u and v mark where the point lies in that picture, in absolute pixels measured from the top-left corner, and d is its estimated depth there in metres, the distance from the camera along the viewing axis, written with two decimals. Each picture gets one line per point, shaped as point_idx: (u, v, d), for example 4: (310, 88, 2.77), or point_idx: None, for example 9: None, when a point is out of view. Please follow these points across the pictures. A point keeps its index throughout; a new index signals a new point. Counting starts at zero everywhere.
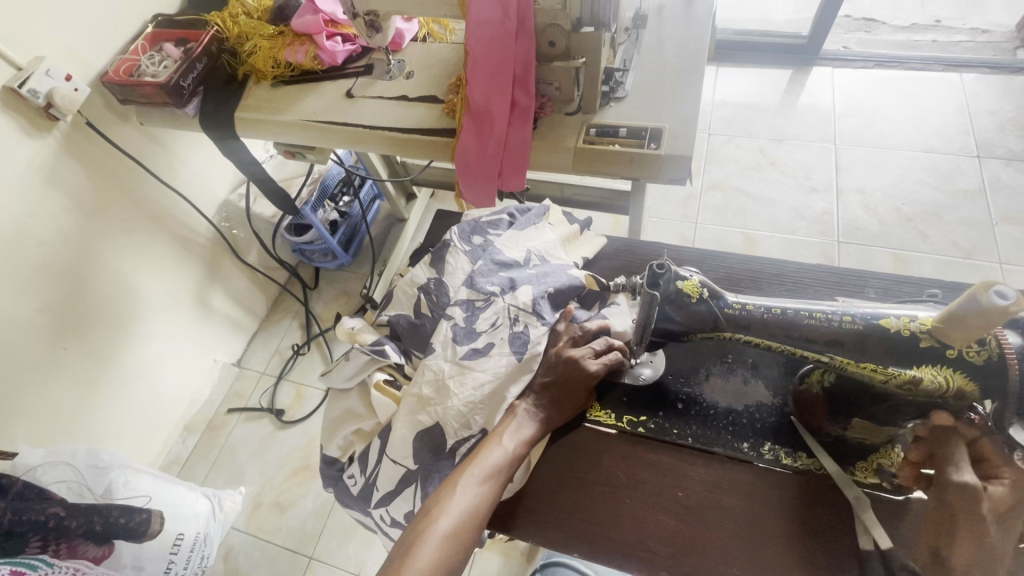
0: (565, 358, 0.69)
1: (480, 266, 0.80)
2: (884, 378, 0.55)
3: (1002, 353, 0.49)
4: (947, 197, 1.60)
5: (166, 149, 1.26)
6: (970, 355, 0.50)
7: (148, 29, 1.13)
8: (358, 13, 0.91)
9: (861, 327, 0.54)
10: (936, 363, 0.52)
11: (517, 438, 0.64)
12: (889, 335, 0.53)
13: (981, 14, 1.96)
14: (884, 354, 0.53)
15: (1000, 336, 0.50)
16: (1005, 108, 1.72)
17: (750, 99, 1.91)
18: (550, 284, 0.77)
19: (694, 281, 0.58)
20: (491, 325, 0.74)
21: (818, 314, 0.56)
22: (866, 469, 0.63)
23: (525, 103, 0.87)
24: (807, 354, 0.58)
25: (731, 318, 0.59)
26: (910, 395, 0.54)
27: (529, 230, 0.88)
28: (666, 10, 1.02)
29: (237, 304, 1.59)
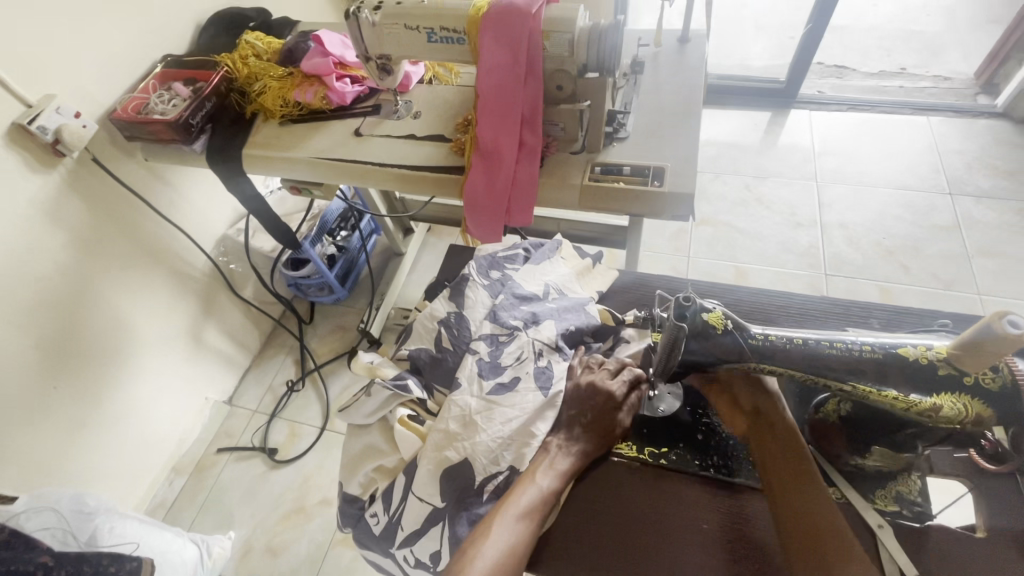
0: (584, 387, 0.71)
1: (501, 301, 0.82)
2: (906, 407, 0.55)
3: (1015, 380, 0.51)
4: (924, 232, 1.68)
5: (168, 185, 1.26)
6: (986, 382, 0.52)
7: (157, 68, 1.15)
8: (370, 57, 0.95)
9: (880, 355, 0.55)
10: (955, 391, 0.53)
11: (552, 475, 0.64)
12: (908, 363, 0.54)
13: (942, 63, 2.11)
14: (905, 380, 0.55)
15: (1011, 364, 0.52)
16: (971, 149, 1.83)
17: (733, 139, 2.00)
18: (570, 322, 0.80)
19: (718, 313, 0.61)
20: (516, 359, 0.75)
21: (839, 344, 0.57)
22: (886, 497, 0.63)
23: (533, 142, 0.90)
24: (830, 384, 0.58)
25: (755, 349, 0.60)
26: (931, 421, 0.55)
27: (543, 265, 0.90)
28: (660, 57, 1.08)
29: (231, 339, 1.57)
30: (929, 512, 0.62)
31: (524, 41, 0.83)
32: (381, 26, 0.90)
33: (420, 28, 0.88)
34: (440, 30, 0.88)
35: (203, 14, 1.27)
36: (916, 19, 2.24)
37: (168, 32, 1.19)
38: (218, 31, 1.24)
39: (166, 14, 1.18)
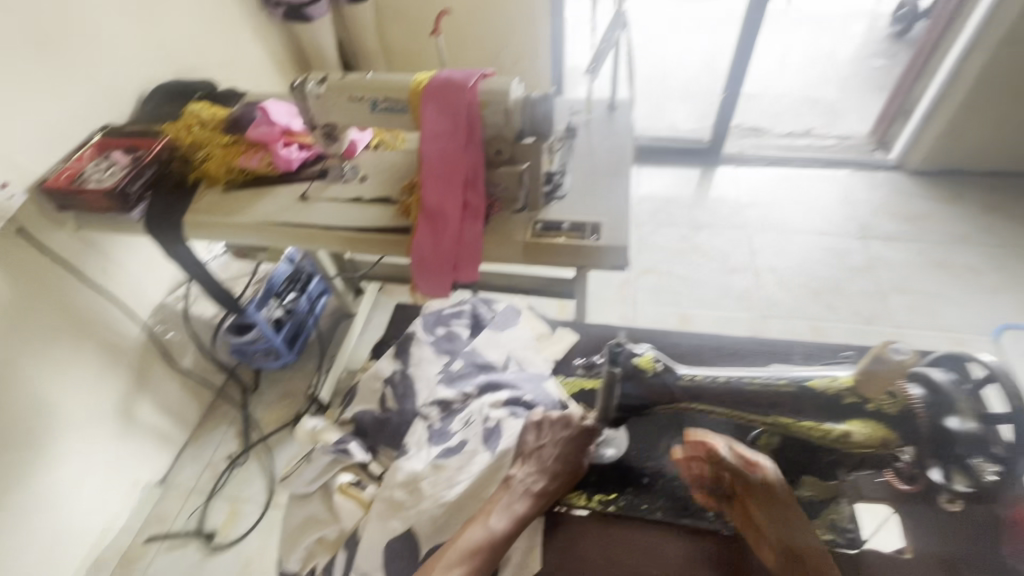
0: (555, 418, 0.71)
1: (457, 367, 0.83)
2: (821, 435, 0.59)
3: (908, 405, 0.55)
4: (844, 273, 1.83)
5: (102, 254, 1.21)
6: (885, 407, 0.56)
7: (95, 137, 1.14)
8: (316, 125, 0.99)
9: (795, 388, 0.59)
10: (862, 417, 0.57)
11: (507, 515, 0.64)
12: (817, 394, 0.58)
13: (842, 124, 2.38)
14: (816, 411, 0.59)
15: (905, 389, 0.55)
16: (875, 198, 2.05)
17: (668, 194, 2.16)
18: (527, 391, 0.78)
19: (648, 357, 0.64)
20: (463, 423, 0.75)
21: (757, 380, 0.61)
22: (823, 525, 0.68)
23: (476, 203, 0.94)
24: (754, 419, 0.63)
25: (685, 389, 0.64)
26: (847, 448, 0.57)
27: (505, 331, 0.89)
28: (592, 123, 1.18)
29: (167, 414, 1.47)
30: (860, 536, 0.67)
31: (463, 112, 0.89)
32: (326, 97, 0.94)
33: (363, 99, 0.93)
34: (383, 101, 0.93)
35: (146, 86, 1.28)
36: (815, 88, 2.55)
37: (109, 103, 1.20)
38: (162, 102, 1.25)
39: (107, 87, 1.19)
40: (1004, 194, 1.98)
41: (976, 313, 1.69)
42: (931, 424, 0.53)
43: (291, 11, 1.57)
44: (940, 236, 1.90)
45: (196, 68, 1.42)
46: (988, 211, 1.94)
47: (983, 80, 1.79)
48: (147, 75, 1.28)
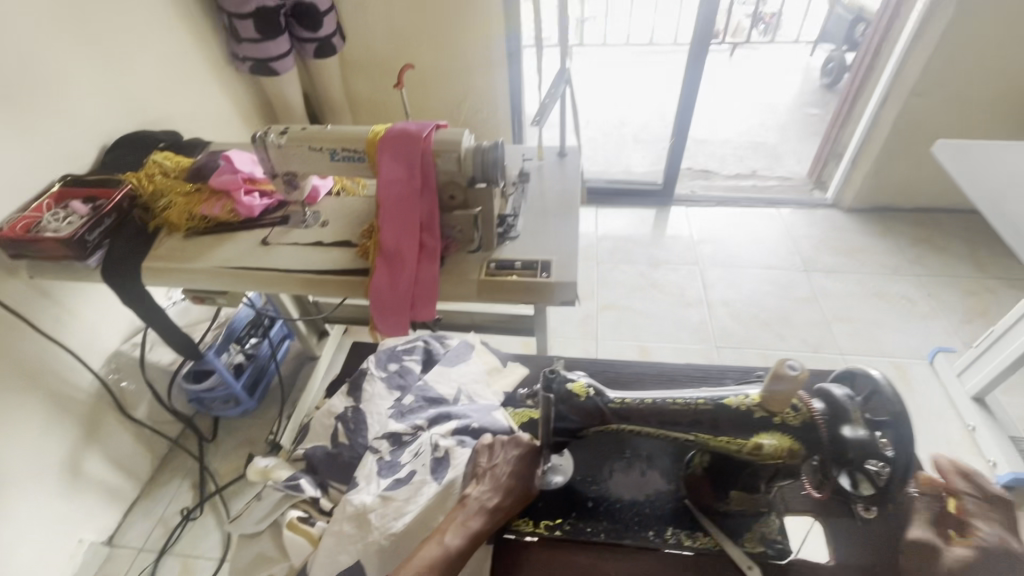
0: (506, 438, 0.73)
1: (409, 403, 0.91)
2: (739, 448, 0.61)
3: (811, 416, 0.59)
4: (790, 303, 1.94)
5: (56, 302, 1.20)
6: (789, 419, 0.59)
7: (54, 187, 1.15)
8: (277, 173, 1.03)
9: (711, 406, 0.62)
10: (770, 429, 0.59)
11: (461, 532, 0.64)
12: (732, 411, 0.61)
13: (783, 166, 2.57)
14: (733, 427, 0.61)
15: (806, 401, 0.60)
16: (815, 233, 2.20)
17: (626, 233, 2.26)
18: (474, 420, 0.83)
19: (581, 383, 0.66)
20: (413, 454, 0.80)
21: (679, 400, 0.64)
22: (752, 539, 0.66)
23: (432, 244, 0.99)
24: (678, 437, 0.65)
25: (615, 411, 0.66)
26: (759, 459, 0.60)
27: (455, 366, 0.96)
28: (544, 168, 1.26)
29: (117, 467, 1.41)
30: (788, 547, 0.67)
31: (417, 159, 0.95)
32: (287, 147, 0.99)
33: (323, 149, 0.99)
34: (342, 151, 0.98)
35: (109, 137, 1.31)
36: (757, 134, 2.76)
37: (70, 154, 1.21)
38: (123, 152, 1.28)
39: (68, 138, 1.21)
40: (929, 229, 2.16)
41: (912, 338, 1.80)
42: (830, 433, 0.58)
43: (258, 65, 1.64)
44: (876, 268, 2.04)
45: (161, 120, 1.46)
46: (916, 244, 2.11)
47: (898, 130, 1.98)
48: (110, 127, 1.31)
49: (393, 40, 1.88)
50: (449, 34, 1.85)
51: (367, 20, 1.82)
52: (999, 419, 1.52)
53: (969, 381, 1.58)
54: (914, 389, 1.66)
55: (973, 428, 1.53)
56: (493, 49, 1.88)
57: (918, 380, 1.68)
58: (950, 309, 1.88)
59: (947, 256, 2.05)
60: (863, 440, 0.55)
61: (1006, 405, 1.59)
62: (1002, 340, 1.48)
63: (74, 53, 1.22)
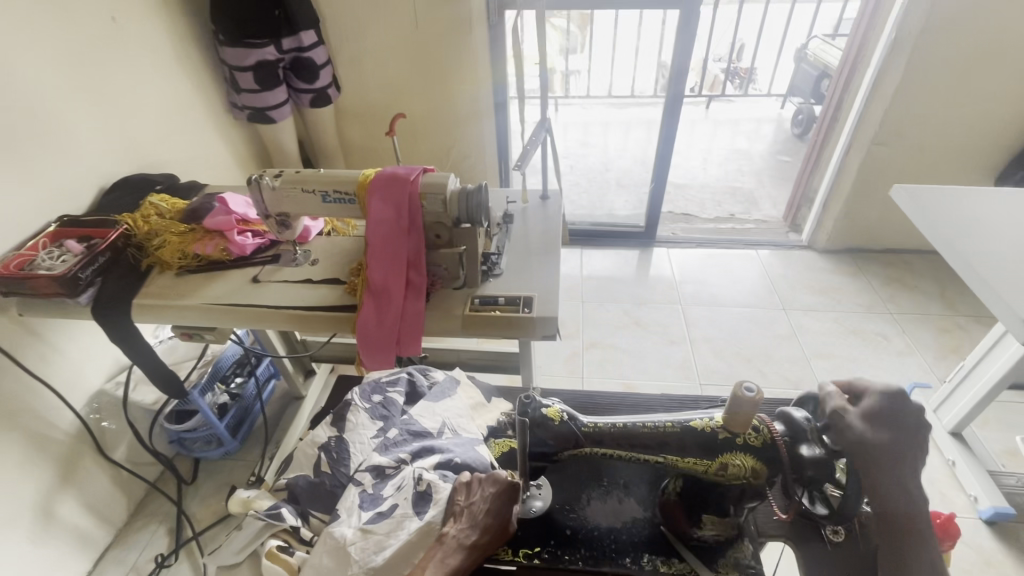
0: (483, 476, 0.73)
1: (393, 436, 0.93)
2: (706, 469, 0.64)
3: (772, 438, 0.62)
4: (770, 341, 1.98)
5: (42, 340, 1.20)
6: (751, 441, 0.62)
7: (50, 227, 1.19)
8: (270, 214, 1.08)
9: (679, 429, 0.65)
10: (734, 450, 0.63)
11: (440, 568, 0.63)
12: (698, 433, 0.64)
13: (759, 209, 2.68)
14: (698, 449, 0.64)
15: (767, 423, 0.63)
16: (792, 273, 2.27)
17: (611, 273, 2.32)
18: (456, 454, 0.83)
19: (556, 408, 0.68)
20: (395, 488, 0.83)
21: (649, 423, 0.67)
22: (728, 565, 0.67)
23: (418, 281, 1.03)
24: (649, 460, 0.67)
25: (589, 435, 0.68)
26: (723, 479, 0.64)
27: (441, 401, 0.97)
28: (528, 211, 1.32)
29: (92, 512, 1.38)
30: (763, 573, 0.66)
31: (405, 201, 1.00)
32: (280, 189, 1.04)
33: (316, 191, 1.04)
34: (334, 193, 1.03)
35: (107, 180, 1.36)
36: (734, 179, 2.89)
37: (68, 195, 1.26)
38: (120, 194, 1.32)
39: (68, 180, 1.25)
40: (899, 269, 2.25)
41: (889, 375, 1.85)
42: (790, 453, 0.61)
43: (255, 113, 1.72)
44: (851, 306, 2.11)
45: (159, 164, 1.52)
46: (888, 283, 2.19)
47: (863, 176, 2.10)
48: (109, 170, 1.36)
49: (386, 92, 1.98)
50: (439, 86, 1.97)
51: (362, 73, 1.93)
52: (977, 453, 1.55)
53: (946, 416, 1.61)
54: None
55: (953, 463, 1.55)
56: (481, 100, 2.00)
57: None
58: (924, 346, 1.94)
59: (918, 295, 2.13)
60: (821, 458, 0.59)
61: (983, 440, 1.62)
62: (973, 374, 1.53)
63: (80, 101, 1.28)
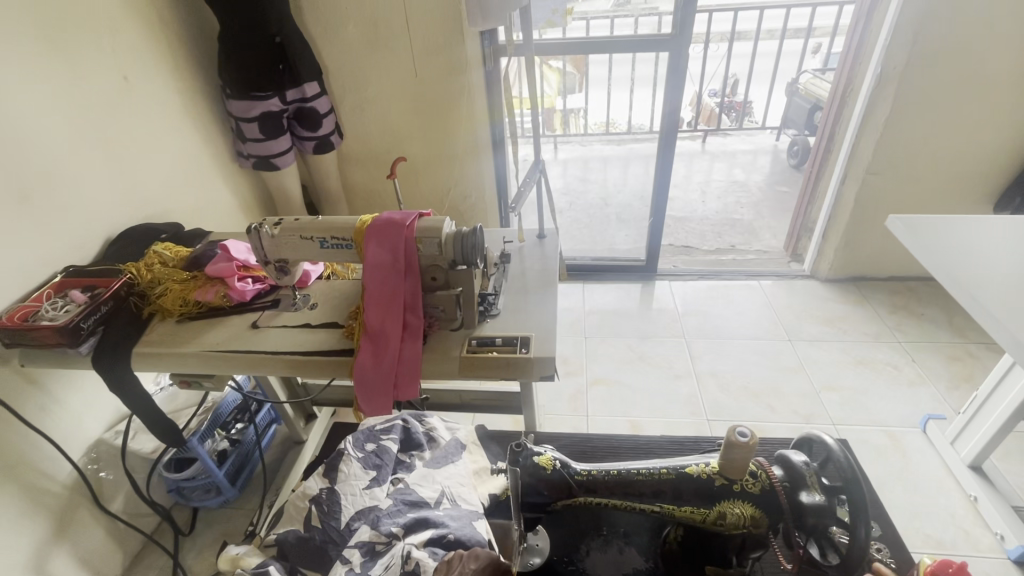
0: (461, 553, 0.69)
1: (388, 507, 0.90)
2: (702, 517, 0.63)
3: (771, 483, 0.60)
4: (778, 373, 1.95)
5: (42, 389, 1.21)
6: (749, 486, 0.60)
7: (55, 278, 1.21)
8: (270, 260, 1.10)
9: (674, 475, 0.63)
10: (732, 497, 0.61)
11: None
12: (693, 479, 0.62)
13: (760, 240, 2.69)
14: (695, 496, 0.62)
15: (766, 467, 0.61)
16: (796, 303, 2.26)
17: (614, 307, 2.32)
18: (450, 530, 0.83)
19: (548, 455, 0.67)
20: (384, 567, 0.80)
21: (644, 469, 0.65)
22: None
23: (415, 324, 1.03)
24: (645, 508, 0.65)
25: (582, 482, 0.66)
26: (723, 529, 0.62)
27: (440, 468, 0.98)
28: (525, 250, 1.33)
29: (86, 567, 1.34)
30: None
31: (401, 245, 1.01)
32: (279, 237, 1.06)
33: (313, 237, 1.05)
34: (332, 239, 1.05)
35: (114, 229, 1.39)
36: (733, 211, 2.91)
37: (74, 245, 1.28)
38: (126, 243, 1.35)
39: (74, 230, 1.28)
40: (904, 297, 2.23)
41: (903, 407, 1.80)
42: (789, 499, 0.59)
43: (260, 161, 1.77)
44: (859, 336, 2.08)
45: (165, 213, 1.56)
46: (894, 312, 2.16)
47: (860, 205, 2.11)
48: (116, 220, 1.40)
49: (389, 136, 2.04)
50: (440, 130, 2.02)
51: (365, 120, 2.00)
52: (1000, 488, 1.49)
53: (964, 448, 1.56)
54: (910, 459, 1.63)
55: (975, 497, 1.49)
56: (479, 138, 2.06)
57: (913, 449, 1.66)
58: (937, 375, 1.89)
59: (926, 323, 2.10)
60: (821, 505, 0.57)
61: (1006, 473, 1.56)
62: (986, 405, 1.49)
63: (91, 154, 1.33)
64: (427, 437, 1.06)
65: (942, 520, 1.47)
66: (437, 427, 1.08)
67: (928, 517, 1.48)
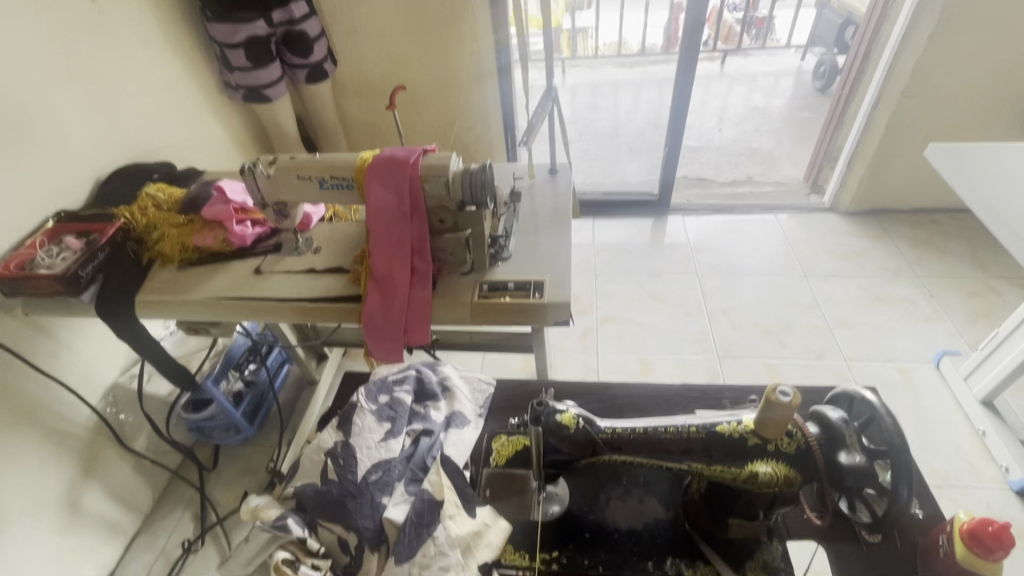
0: None
1: None
2: (733, 477, 0.61)
3: (807, 442, 0.58)
4: (792, 310, 1.92)
5: (51, 337, 1.20)
6: (785, 446, 0.59)
7: (49, 223, 1.16)
8: (267, 203, 1.04)
9: (705, 434, 0.61)
10: (765, 457, 0.59)
11: None
12: (724, 438, 0.60)
13: (778, 171, 2.56)
14: (726, 456, 0.60)
15: (802, 427, 0.59)
16: (813, 237, 2.18)
17: (624, 244, 2.25)
18: None
19: (570, 413, 0.64)
20: None
21: (672, 428, 0.63)
22: (756, 568, 0.66)
23: (424, 269, 0.99)
24: (672, 465, 0.64)
25: (606, 440, 0.65)
26: (754, 487, 0.60)
27: (414, 555, 0.70)
28: (535, 187, 1.26)
29: (117, 501, 1.40)
30: None
31: (406, 185, 0.94)
32: (276, 177, 1.00)
33: (312, 177, 0.99)
34: (331, 179, 0.98)
35: (103, 169, 1.32)
36: (752, 139, 2.76)
37: (64, 187, 1.22)
38: (117, 185, 1.28)
39: (63, 172, 1.22)
40: (927, 230, 2.15)
41: (917, 342, 1.78)
42: (827, 459, 0.57)
43: (250, 93, 1.65)
44: (876, 271, 2.02)
45: (155, 151, 1.47)
46: (915, 246, 2.09)
47: (892, 131, 1.98)
48: (104, 160, 1.32)
49: (386, 62, 1.89)
50: (440, 53, 1.86)
51: (360, 44, 1.84)
52: (1008, 422, 1.50)
53: (977, 385, 1.56)
54: (921, 395, 1.63)
55: (983, 432, 1.51)
56: (483, 62, 1.90)
57: (924, 385, 1.66)
58: (954, 311, 1.86)
59: (948, 256, 2.03)
60: (861, 466, 0.55)
61: (1016, 407, 1.57)
62: (1005, 344, 1.47)
63: (70, 88, 1.23)
64: (443, 386, 0.91)
65: (949, 454, 1.49)
66: (453, 375, 0.91)
67: (935, 451, 1.51)
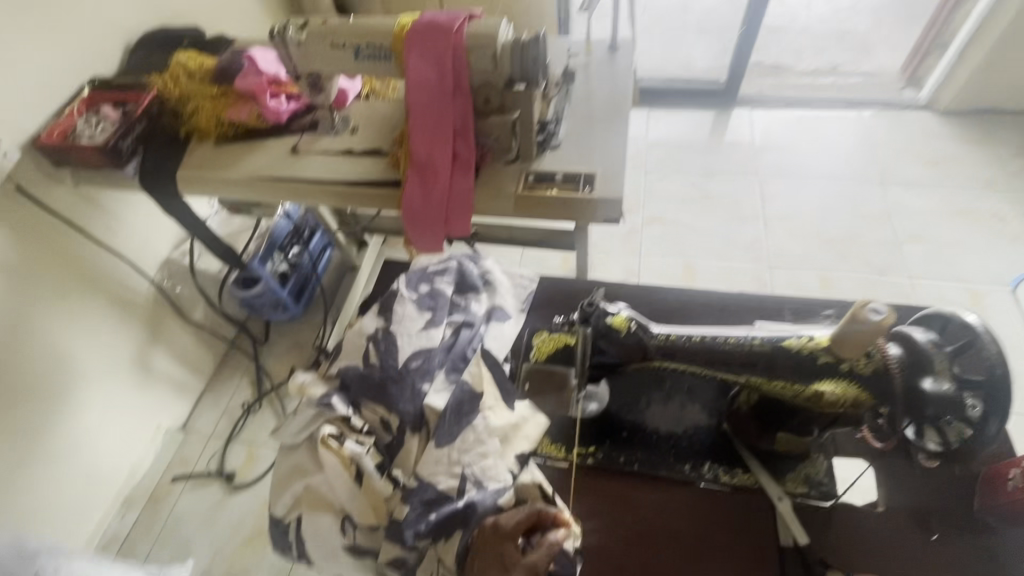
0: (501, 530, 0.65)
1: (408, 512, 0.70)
2: (793, 392, 0.63)
3: (886, 364, 0.59)
4: (859, 221, 1.76)
5: (102, 210, 1.22)
6: (860, 367, 0.59)
7: (84, 90, 1.12)
8: (300, 74, 0.98)
9: (768, 347, 0.63)
10: (836, 376, 0.60)
11: None
12: (792, 352, 0.62)
13: (871, 58, 2.21)
14: (792, 370, 0.62)
15: (883, 349, 0.59)
16: (899, 139, 1.93)
17: (680, 139, 2.06)
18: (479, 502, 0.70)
19: (622, 317, 0.66)
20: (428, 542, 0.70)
21: (732, 338, 0.65)
22: (797, 480, 0.69)
23: (466, 155, 0.92)
24: (726, 376, 0.66)
25: (658, 346, 0.67)
26: (814, 404, 0.62)
27: (452, 441, 0.73)
28: (592, 65, 1.11)
29: (182, 365, 1.52)
30: (834, 491, 0.68)
31: (448, 58, 0.85)
32: (307, 44, 0.91)
33: (346, 45, 0.89)
34: (366, 47, 0.89)
35: (132, 32, 1.24)
36: (846, 16, 2.36)
37: (97, 51, 1.16)
38: (151, 51, 1.22)
39: (90, 33, 1.15)
40: None
41: (994, 263, 1.64)
42: (910, 382, 0.58)
43: None
44: (966, 181, 1.81)
45: (183, 13, 1.37)
46: (1021, 155, 1.83)
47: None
48: (131, 21, 1.24)
49: None
50: None
51: None
52: None
53: None
54: (987, 319, 1.54)
55: None
56: None
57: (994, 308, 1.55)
58: None
59: None
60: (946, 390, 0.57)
61: None
62: None
63: None
64: (484, 280, 0.90)
65: None
66: (495, 271, 0.91)
67: None
